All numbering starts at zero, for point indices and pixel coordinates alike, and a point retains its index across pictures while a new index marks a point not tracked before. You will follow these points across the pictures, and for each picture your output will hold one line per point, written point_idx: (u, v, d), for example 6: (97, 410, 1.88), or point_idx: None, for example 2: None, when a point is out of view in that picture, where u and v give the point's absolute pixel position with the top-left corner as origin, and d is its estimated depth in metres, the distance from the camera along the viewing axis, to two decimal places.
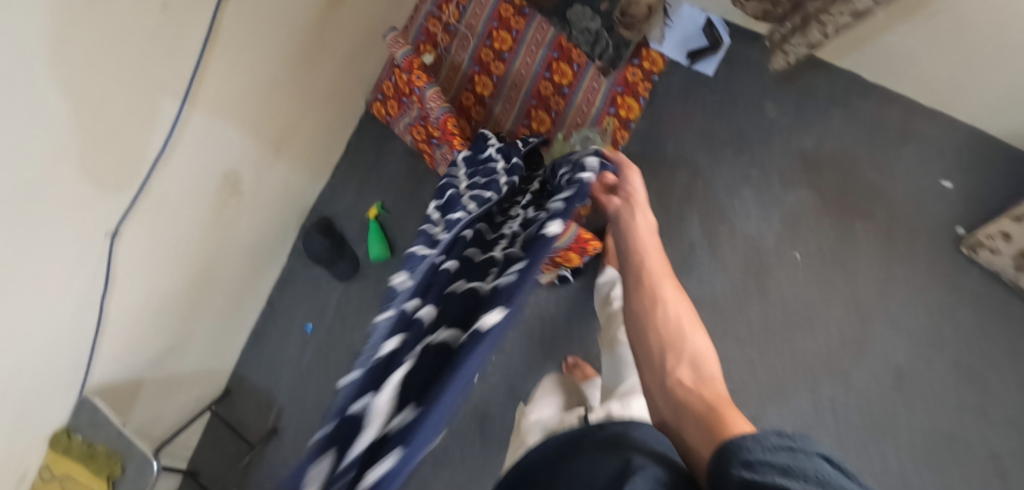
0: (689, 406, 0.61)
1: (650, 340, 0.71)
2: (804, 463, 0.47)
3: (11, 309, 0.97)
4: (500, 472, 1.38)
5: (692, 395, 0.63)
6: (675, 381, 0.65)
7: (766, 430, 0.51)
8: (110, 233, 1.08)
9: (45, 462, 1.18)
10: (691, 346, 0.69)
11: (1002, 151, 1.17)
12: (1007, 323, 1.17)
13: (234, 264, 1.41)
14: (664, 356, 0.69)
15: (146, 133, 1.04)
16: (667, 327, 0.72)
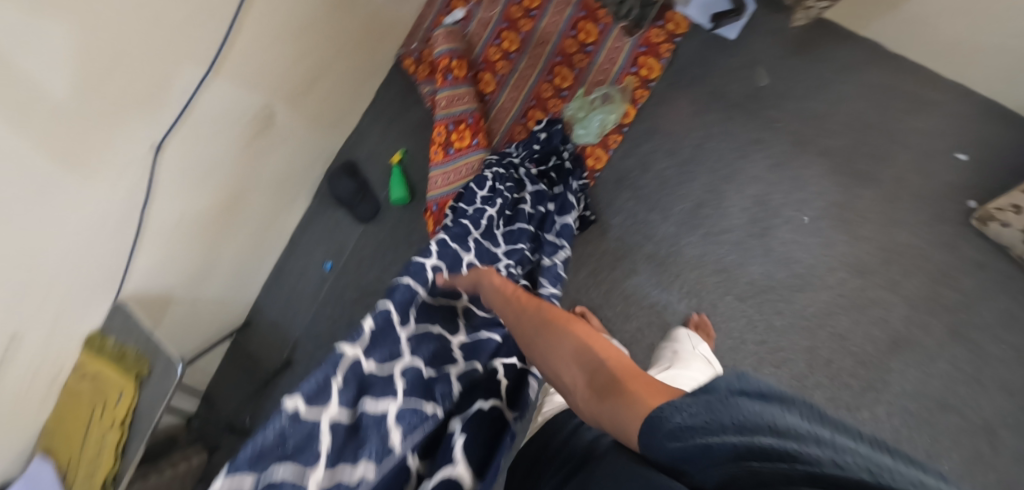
0: (594, 399, 0.70)
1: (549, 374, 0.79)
2: (721, 414, 0.57)
3: (63, 202, 1.06)
4: None
5: (590, 394, 0.71)
6: (576, 389, 0.74)
7: (677, 401, 0.61)
8: (156, 147, 1.17)
9: (78, 363, 1.29)
10: (568, 346, 0.78)
11: (1015, 125, 1.19)
12: (1007, 294, 1.19)
13: (263, 197, 1.49)
14: (562, 375, 0.77)
15: (194, 52, 1.13)
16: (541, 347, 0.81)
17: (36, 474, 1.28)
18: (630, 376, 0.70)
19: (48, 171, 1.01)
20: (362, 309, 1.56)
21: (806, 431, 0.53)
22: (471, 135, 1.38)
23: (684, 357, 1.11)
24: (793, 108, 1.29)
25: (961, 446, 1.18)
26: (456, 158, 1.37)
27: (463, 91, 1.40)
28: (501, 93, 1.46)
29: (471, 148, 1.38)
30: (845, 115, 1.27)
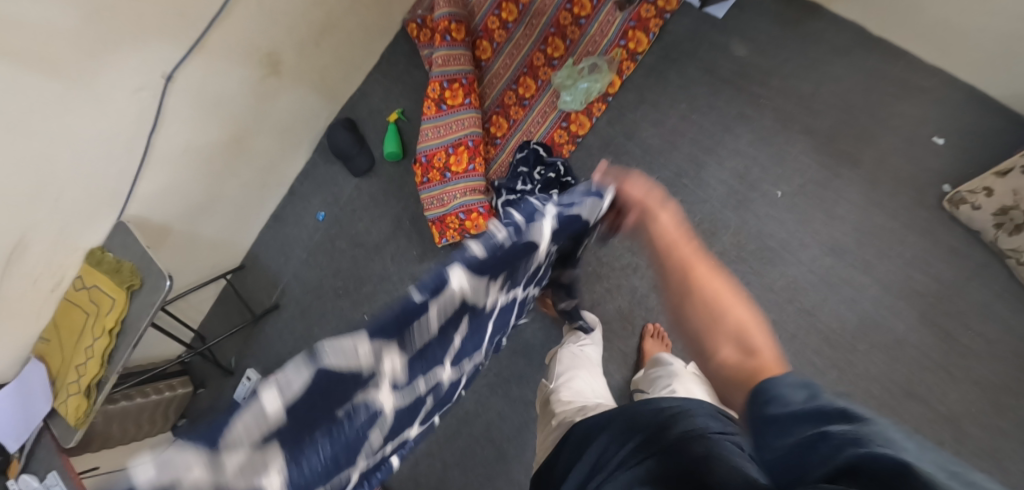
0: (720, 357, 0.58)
1: (697, 337, 0.60)
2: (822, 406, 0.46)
3: (75, 115, 1.15)
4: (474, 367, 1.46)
5: (733, 377, 0.55)
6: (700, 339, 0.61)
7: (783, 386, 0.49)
8: (166, 76, 1.25)
9: (79, 274, 1.38)
10: (725, 317, 0.59)
11: (997, 112, 1.19)
12: (980, 282, 1.18)
13: (267, 141, 1.56)
14: (705, 339, 0.60)
15: None
16: (699, 299, 0.60)
17: (30, 374, 1.39)
18: (765, 352, 0.55)
19: (66, 85, 1.11)
20: (350, 258, 1.62)
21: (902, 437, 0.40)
22: (464, 94, 1.44)
23: (681, 374, 1.14)
24: (778, 87, 1.31)
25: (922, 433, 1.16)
26: (448, 114, 1.44)
27: (460, 53, 1.45)
28: (496, 60, 1.51)
29: (461, 107, 1.44)
30: (829, 95, 1.28)
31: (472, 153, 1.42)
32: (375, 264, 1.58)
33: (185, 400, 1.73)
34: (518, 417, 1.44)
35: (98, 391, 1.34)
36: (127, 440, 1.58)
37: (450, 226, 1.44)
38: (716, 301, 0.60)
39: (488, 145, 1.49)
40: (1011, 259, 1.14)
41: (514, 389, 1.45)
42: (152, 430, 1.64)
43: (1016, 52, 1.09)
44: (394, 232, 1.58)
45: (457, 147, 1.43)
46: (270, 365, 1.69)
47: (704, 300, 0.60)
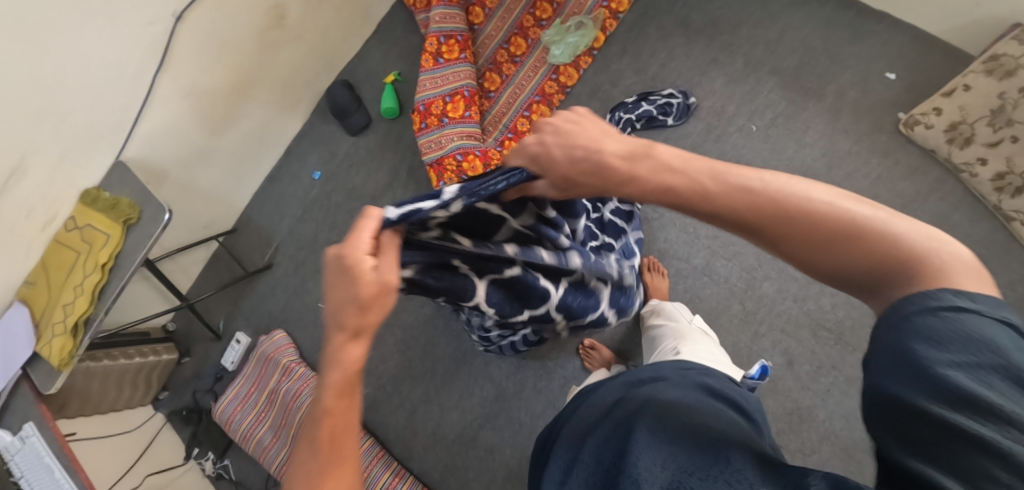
0: (886, 233, 0.53)
1: (809, 244, 0.56)
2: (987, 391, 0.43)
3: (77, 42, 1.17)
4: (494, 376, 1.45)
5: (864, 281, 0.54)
6: (875, 266, 0.53)
7: (955, 350, 0.45)
8: (177, 16, 1.30)
9: (72, 214, 1.35)
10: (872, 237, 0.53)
11: (938, 48, 1.34)
12: (940, 193, 1.30)
13: (268, 93, 1.60)
14: (823, 235, 0.55)
15: None
16: (811, 213, 0.55)
17: (13, 318, 1.34)
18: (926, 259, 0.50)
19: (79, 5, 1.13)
20: (347, 210, 1.67)
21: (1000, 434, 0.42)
22: (460, 50, 1.55)
23: (685, 332, 1.17)
24: (746, 34, 1.45)
25: None
26: (445, 67, 1.53)
27: (455, 13, 1.57)
28: (489, 23, 1.62)
29: (457, 61, 1.54)
30: (792, 41, 1.42)
31: (468, 101, 1.51)
32: None
33: (168, 368, 1.68)
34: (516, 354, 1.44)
35: (85, 330, 1.30)
36: (107, 406, 1.55)
37: (447, 169, 1.49)
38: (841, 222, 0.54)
39: (483, 98, 1.58)
40: (964, 173, 1.28)
41: None
42: (130, 398, 1.61)
43: None
44: (390, 184, 1.64)
45: (453, 96, 1.52)
46: (260, 325, 1.69)
47: (834, 230, 0.54)
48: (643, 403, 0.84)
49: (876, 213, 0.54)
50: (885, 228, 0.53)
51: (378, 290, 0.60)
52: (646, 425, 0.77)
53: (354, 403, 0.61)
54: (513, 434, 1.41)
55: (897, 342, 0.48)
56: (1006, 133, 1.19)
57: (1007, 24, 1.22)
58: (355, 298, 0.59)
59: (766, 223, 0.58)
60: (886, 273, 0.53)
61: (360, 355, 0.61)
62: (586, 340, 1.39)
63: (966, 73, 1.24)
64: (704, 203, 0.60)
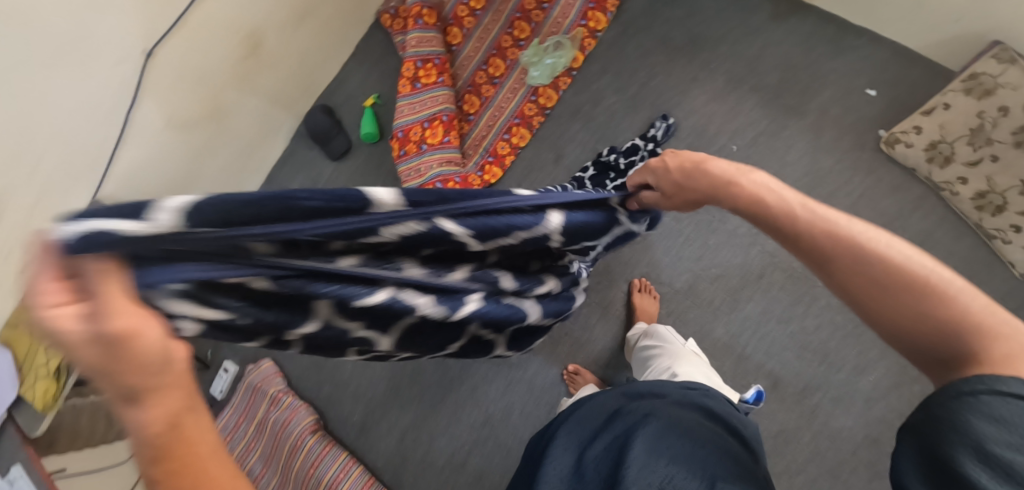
0: (954, 309, 0.60)
1: (884, 293, 0.64)
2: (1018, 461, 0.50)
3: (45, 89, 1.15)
4: (481, 402, 1.44)
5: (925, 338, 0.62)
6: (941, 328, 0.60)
7: (996, 423, 0.51)
8: (147, 54, 1.28)
9: None
10: (938, 302, 0.61)
11: (919, 63, 1.33)
12: (923, 210, 1.29)
13: (246, 122, 1.58)
14: (897, 286, 0.63)
15: None
16: (892, 262, 0.64)
17: None
18: (983, 335, 0.58)
19: (46, 51, 1.12)
20: None
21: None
22: (438, 73, 1.53)
23: (679, 351, 1.17)
24: (726, 51, 1.43)
25: (886, 359, 1.27)
26: (423, 92, 1.52)
27: (432, 36, 1.56)
28: (468, 44, 1.61)
29: (436, 85, 1.52)
30: (773, 58, 1.40)
31: (447, 126, 1.50)
32: None
33: None
34: (503, 379, 1.44)
35: (69, 372, 1.32)
36: (97, 441, 1.53)
37: None
38: (914, 278, 0.62)
39: (462, 121, 1.56)
40: (946, 191, 1.27)
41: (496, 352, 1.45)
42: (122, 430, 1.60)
43: (920, 11, 1.26)
44: None
45: (432, 122, 1.51)
46: (248, 354, 1.69)
47: (908, 284, 0.62)
48: (642, 416, 0.86)
49: (952, 281, 0.62)
50: (951, 296, 0.61)
51: (107, 346, 0.42)
52: (647, 438, 0.79)
53: (189, 443, 0.45)
54: (502, 459, 1.40)
55: (956, 411, 0.54)
56: (985, 152, 1.19)
57: (986, 41, 1.21)
58: (100, 370, 0.42)
59: (844, 256, 0.66)
60: (945, 332, 0.60)
61: (171, 404, 0.44)
62: (571, 364, 1.40)
63: (946, 91, 1.23)
64: (810, 232, 0.68)
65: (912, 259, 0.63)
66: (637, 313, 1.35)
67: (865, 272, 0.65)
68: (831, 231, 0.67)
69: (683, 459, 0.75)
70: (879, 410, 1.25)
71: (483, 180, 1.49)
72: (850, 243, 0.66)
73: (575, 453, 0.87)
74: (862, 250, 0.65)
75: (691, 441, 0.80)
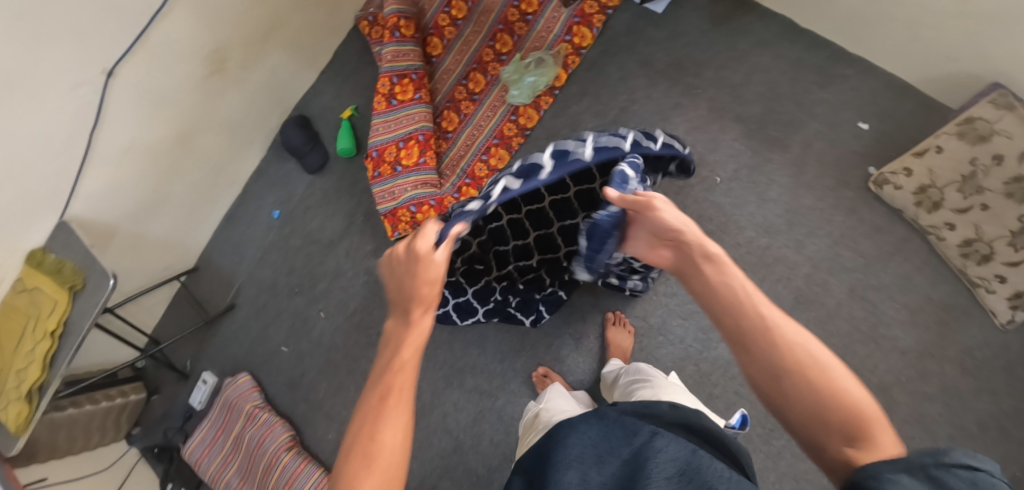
0: (832, 383, 0.64)
1: (768, 367, 0.67)
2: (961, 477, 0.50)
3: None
4: (451, 428, 1.44)
5: (802, 407, 0.65)
6: (814, 394, 0.64)
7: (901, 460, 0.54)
8: (106, 73, 1.24)
9: (20, 276, 1.32)
10: (806, 382, 0.65)
11: (912, 97, 1.26)
12: (904, 254, 1.25)
13: (217, 135, 1.57)
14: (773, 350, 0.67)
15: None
16: (752, 328, 0.69)
17: None
18: (865, 425, 0.62)
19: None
20: (308, 252, 1.69)
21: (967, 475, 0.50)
22: (414, 89, 1.46)
23: (663, 381, 1.12)
24: (711, 77, 1.38)
25: None
26: (398, 109, 1.45)
27: (409, 49, 1.47)
28: (447, 56, 1.53)
29: (412, 102, 1.45)
30: (758, 86, 1.35)
31: (422, 147, 1.44)
32: (329, 261, 1.67)
33: (139, 407, 1.70)
34: (473, 407, 1.44)
35: (39, 396, 1.28)
36: (80, 448, 1.54)
37: (401, 219, 1.45)
38: (813, 368, 0.65)
39: (439, 139, 1.50)
40: (932, 235, 1.21)
41: (468, 379, 1.45)
42: (103, 438, 1.61)
43: (912, 46, 1.19)
44: (348, 227, 1.67)
45: (407, 141, 1.45)
46: (227, 366, 1.73)
47: (792, 369, 0.66)
48: (645, 442, 0.77)
49: (820, 359, 0.66)
50: (836, 382, 0.64)
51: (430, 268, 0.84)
52: (665, 473, 0.72)
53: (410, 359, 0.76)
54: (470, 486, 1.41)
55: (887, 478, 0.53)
56: (976, 201, 1.13)
57: (983, 81, 1.14)
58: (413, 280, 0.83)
59: (748, 328, 0.69)
60: (825, 420, 0.63)
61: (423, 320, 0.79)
62: (541, 368, 1.39)
63: (939, 133, 1.16)
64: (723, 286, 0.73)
65: (799, 342, 0.67)
66: (609, 347, 1.34)
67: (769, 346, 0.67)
68: (722, 301, 0.73)
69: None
70: None
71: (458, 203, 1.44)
72: (758, 320, 0.69)
73: (575, 474, 0.75)
74: (759, 323, 0.69)
75: (702, 464, 0.73)
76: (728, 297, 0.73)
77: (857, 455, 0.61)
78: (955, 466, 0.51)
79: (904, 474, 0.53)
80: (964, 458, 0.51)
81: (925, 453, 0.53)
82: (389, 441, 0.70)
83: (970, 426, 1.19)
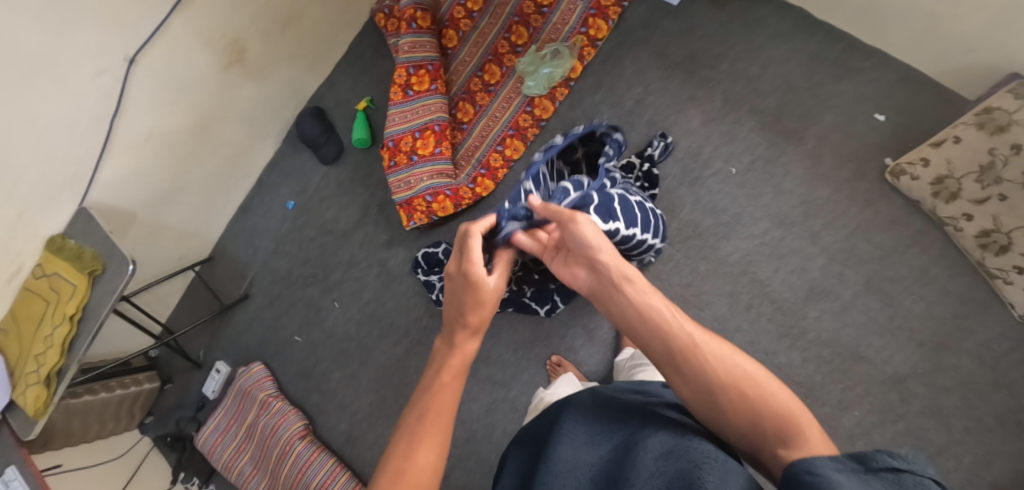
0: (759, 392, 0.68)
1: (698, 388, 0.72)
2: (885, 474, 0.58)
3: (26, 99, 1.12)
4: (465, 417, 1.45)
5: (740, 421, 0.69)
6: (746, 401, 0.68)
7: (829, 458, 0.60)
8: (128, 60, 1.25)
9: (39, 262, 1.33)
10: (735, 395, 0.69)
11: (929, 88, 1.27)
12: (921, 245, 1.25)
13: (233, 126, 1.59)
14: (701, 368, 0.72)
15: None
16: (679, 349, 0.74)
17: None
18: (797, 427, 0.65)
19: (24, 64, 1.09)
20: (321, 243, 1.71)
21: (890, 472, 0.58)
22: (430, 80, 1.48)
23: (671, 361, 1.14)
24: (727, 69, 1.39)
25: (871, 396, 1.23)
26: (415, 100, 1.47)
27: (426, 40, 1.49)
28: (463, 48, 1.54)
29: (428, 93, 1.47)
30: (774, 78, 1.36)
31: (439, 137, 1.45)
32: (343, 251, 1.68)
33: (152, 396, 1.71)
34: (486, 396, 1.44)
35: (58, 380, 1.28)
36: (94, 436, 1.55)
37: (417, 209, 1.47)
38: (739, 380, 0.70)
39: (455, 130, 1.51)
40: (949, 226, 1.21)
41: (481, 369, 1.46)
42: (116, 427, 1.62)
43: (930, 36, 1.20)
44: (362, 218, 1.68)
45: (423, 132, 1.46)
46: (239, 356, 1.74)
47: (718, 385, 0.70)
48: (638, 426, 0.77)
49: (742, 369, 0.70)
50: (762, 388, 0.68)
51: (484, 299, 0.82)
52: (653, 454, 0.71)
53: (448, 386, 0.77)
54: (483, 476, 1.41)
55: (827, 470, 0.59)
56: (993, 191, 1.12)
57: (1002, 72, 1.13)
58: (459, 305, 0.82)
59: (675, 352, 0.74)
60: (762, 428, 0.67)
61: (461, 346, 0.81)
62: (554, 356, 1.40)
63: (958, 124, 1.16)
64: (644, 310, 0.78)
65: (722, 357, 0.72)
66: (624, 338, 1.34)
67: (697, 367, 0.72)
68: (646, 327, 0.78)
69: (675, 474, 0.68)
70: (860, 446, 1.22)
71: (474, 194, 1.45)
72: (684, 342, 0.74)
73: (568, 449, 0.80)
74: (683, 345, 0.74)
75: (690, 443, 0.71)
76: (651, 319, 0.77)
77: (791, 454, 0.65)
78: (883, 469, 0.58)
79: (842, 473, 0.58)
80: (891, 459, 0.58)
81: (855, 459, 0.60)
82: (422, 462, 0.70)
83: (986, 419, 1.18)
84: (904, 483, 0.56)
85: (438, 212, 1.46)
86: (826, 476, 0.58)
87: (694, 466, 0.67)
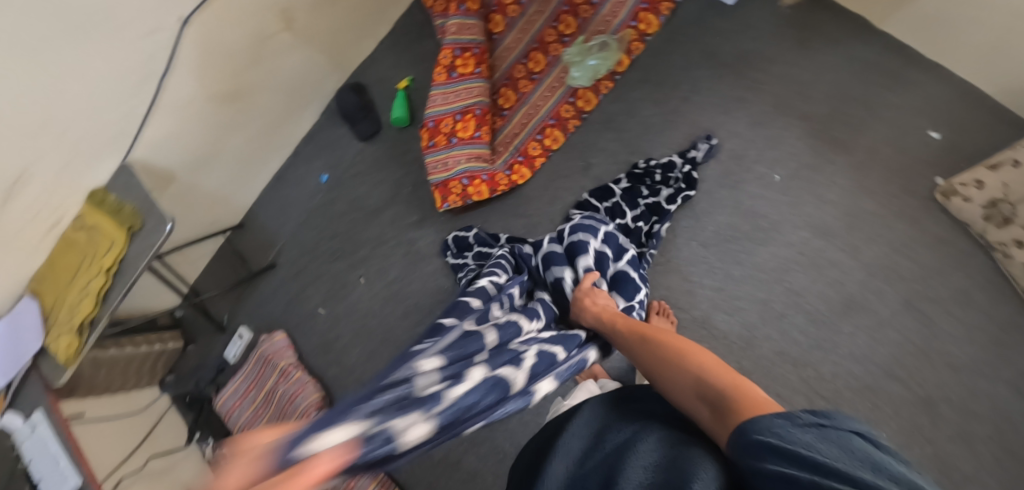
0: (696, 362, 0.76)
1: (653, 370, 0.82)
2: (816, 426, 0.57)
3: (85, 48, 1.14)
4: None
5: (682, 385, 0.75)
6: (674, 377, 0.77)
7: (765, 417, 0.60)
8: (183, 20, 1.27)
9: (79, 215, 1.35)
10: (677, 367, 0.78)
11: (986, 106, 1.24)
12: (966, 267, 1.22)
13: (274, 95, 1.60)
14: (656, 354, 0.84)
15: None
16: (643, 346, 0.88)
17: (21, 313, 1.35)
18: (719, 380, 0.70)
19: (84, 15, 1.10)
20: (351, 218, 1.72)
21: (821, 426, 0.57)
22: (475, 64, 1.46)
23: None
24: (778, 72, 1.37)
25: (900, 416, 1.18)
26: (458, 82, 1.46)
27: (473, 23, 1.48)
28: (509, 33, 1.53)
29: (471, 76, 1.46)
30: (826, 85, 1.34)
31: (479, 121, 1.44)
32: (372, 228, 1.69)
33: (174, 356, 1.73)
34: None
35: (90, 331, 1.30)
36: (115, 389, 1.58)
37: (452, 191, 1.46)
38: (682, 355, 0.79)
39: (495, 116, 1.50)
40: (999, 252, 1.18)
41: None
42: (138, 382, 1.64)
43: (996, 49, 1.18)
44: (393, 196, 1.69)
45: (464, 115, 1.46)
46: (262, 324, 1.76)
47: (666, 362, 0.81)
48: (635, 432, 0.76)
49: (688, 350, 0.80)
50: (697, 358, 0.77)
51: None
52: (641, 462, 0.69)
53: None
54: (496, 463, 1.40)
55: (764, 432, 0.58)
56: None
57: None
58: None
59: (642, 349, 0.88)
60: (696, 388, 0.73)
61: None
62: None
63: (1018, 146, 1.12)
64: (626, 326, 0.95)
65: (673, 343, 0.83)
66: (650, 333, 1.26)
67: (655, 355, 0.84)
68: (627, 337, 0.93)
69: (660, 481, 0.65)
70: None
71: (511, 181, 1.44)
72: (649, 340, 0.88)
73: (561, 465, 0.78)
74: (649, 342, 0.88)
75: (678, 450, 0.68)
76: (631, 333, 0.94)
77: (712, 402, 0.69)
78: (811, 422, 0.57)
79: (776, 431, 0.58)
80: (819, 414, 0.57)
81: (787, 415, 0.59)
82: None
83: (1018, 449, 1.12)
84: (832, 436, 0.55)
85: (474, 197, 1.46)
86: (762, 442, 0.58)
87: (678, 470, 0.64)
